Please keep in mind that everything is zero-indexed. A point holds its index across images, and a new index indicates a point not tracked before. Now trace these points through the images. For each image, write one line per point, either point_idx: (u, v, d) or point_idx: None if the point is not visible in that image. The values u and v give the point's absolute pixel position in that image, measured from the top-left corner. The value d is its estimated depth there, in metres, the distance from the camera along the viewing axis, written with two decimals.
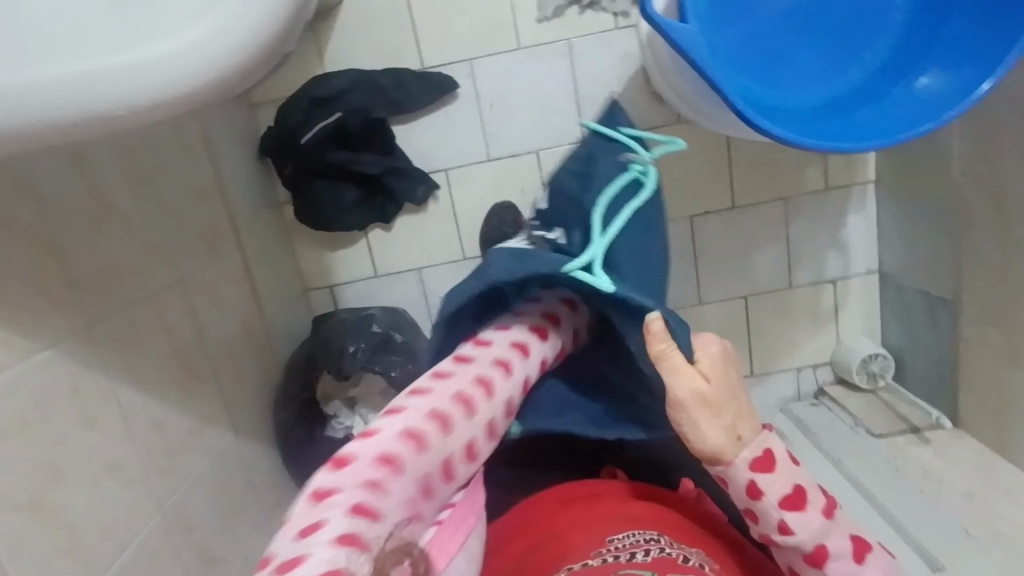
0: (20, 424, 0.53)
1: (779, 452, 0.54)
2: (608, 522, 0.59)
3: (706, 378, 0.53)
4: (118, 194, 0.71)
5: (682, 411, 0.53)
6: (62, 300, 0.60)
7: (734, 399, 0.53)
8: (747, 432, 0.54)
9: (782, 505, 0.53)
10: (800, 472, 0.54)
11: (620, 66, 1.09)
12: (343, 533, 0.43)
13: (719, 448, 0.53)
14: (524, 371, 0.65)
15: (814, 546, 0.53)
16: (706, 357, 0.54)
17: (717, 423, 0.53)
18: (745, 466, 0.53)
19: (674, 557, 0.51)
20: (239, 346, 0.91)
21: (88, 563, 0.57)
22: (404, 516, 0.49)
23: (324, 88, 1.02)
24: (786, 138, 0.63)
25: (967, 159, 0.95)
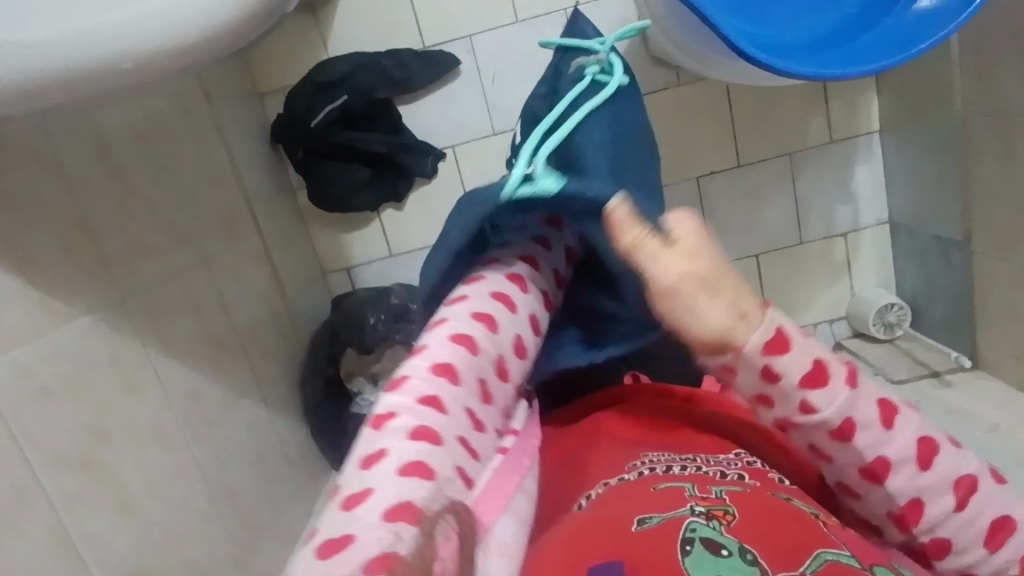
0: (68, 384, 0.56)
1: (791, 329, 0.47)
2: (645, 442, 0.60)
3: (694, 257, 0.44)
4: (142, 173, 0.74)
5: (675, 304, 0.44)
6: (97, 271, 0.62)
7: (727, 275, 0.45)
8: (748, 308, 0.46)
9: (802, 385, 0.47)
10: (813, 343, 0.48)
11: (617, 33, 1.11)
12: (415, 427, 0.43)
13: (725, 330, 0.45)
14: (543, 290, 0.64)
15: (841, 420, 0.48)
16: (686, 234, 0.45)
17: (716, 303, 0.44)
18: (758, 352, 0.46)
19: (709, 470, 0.53)
20: (264, 323, 0.94)
21: (139, 518, 0.60)
22: (470, 416, 0.49)
23: (328, 72, 1.04)
24: (782, 69, 0.64)
25: (972, 94, 0.95)
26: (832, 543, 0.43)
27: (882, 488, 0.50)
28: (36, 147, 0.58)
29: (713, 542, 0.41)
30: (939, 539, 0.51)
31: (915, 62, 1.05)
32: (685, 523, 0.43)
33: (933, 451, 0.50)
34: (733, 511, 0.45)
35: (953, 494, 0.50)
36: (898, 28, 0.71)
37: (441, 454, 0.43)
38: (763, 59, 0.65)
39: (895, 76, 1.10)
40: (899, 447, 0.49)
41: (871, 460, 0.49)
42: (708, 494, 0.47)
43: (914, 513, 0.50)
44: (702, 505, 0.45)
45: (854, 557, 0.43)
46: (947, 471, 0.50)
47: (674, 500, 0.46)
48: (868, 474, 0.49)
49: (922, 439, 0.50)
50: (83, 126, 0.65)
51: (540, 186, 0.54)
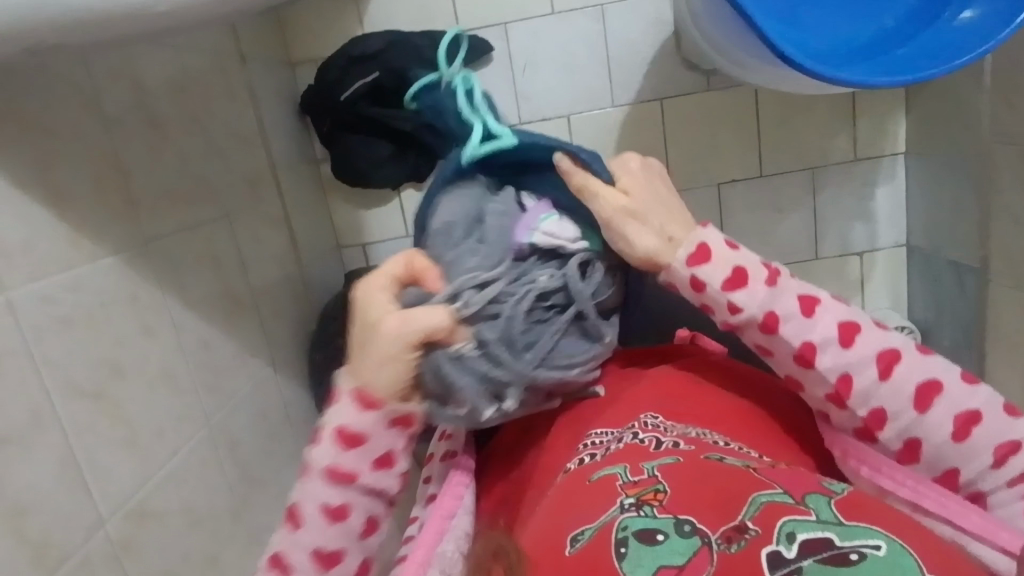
0: (89, 319, 0.57)
1: (715, 243, 0.62)
2: (599, 416, 0.66)
3: (625, 193, 0.63)
4: (177, 126, 0.75)
5: (614, 229, 0.62)
6: (123, 213, 0.63)
7: (655, 203, 0.63)
8: (678, 232, 0.63)
9: (725, 287, 0.61)
10: (739, 255, 0.62)
11: (651, 33, 1.11)
12: (272, 558, 0.58)
13: (653, 251, 0.62)
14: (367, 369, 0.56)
15: (764, 314, 0.61)
16: (622, 171, 0.64)
17: (646, 229, 0.62)
18: (684, 265, 0.62)
19: (645, 440, 0.58)
20: (279, 288, 0.95)
21: (146, 457, 0.60)
22: (317, 555, 0.57)
23: (362, 47, 1.05)
24: (817, 72, 0.64)
25: (998, 120, 0.95)
26: (766, 487, 0.47)
27: (815, 370, 0.61)
28: (76, 83, 0.59)
29: (647, 533, 0.45)
30: (876, 410, 0.59)
31: (946, 85, 1.05)
32: (616, 523, 0.46)
33: (854, 332, 0.60)
34: (663, 491, 0.49)
35: (877, 366, 0.59)
36: (931, 45, 0.71)
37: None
38: (800, 60, 0.65)
39: (925, 97, 1.10)
40: (821, 332, 0.60)
41: (798, 345, 0.60)
42: (638, 479, 0.51)
43: (847, 388, 0.60)
44: (632, 495, 0.49)
45: (789, 494, 0.46)
46: (869, 347, 0.60)
47: (606, 494, 0.50)
48: (801, 359, 0.61)
49: (842, 324, 0.61)
50: (123, 72, 0.66)
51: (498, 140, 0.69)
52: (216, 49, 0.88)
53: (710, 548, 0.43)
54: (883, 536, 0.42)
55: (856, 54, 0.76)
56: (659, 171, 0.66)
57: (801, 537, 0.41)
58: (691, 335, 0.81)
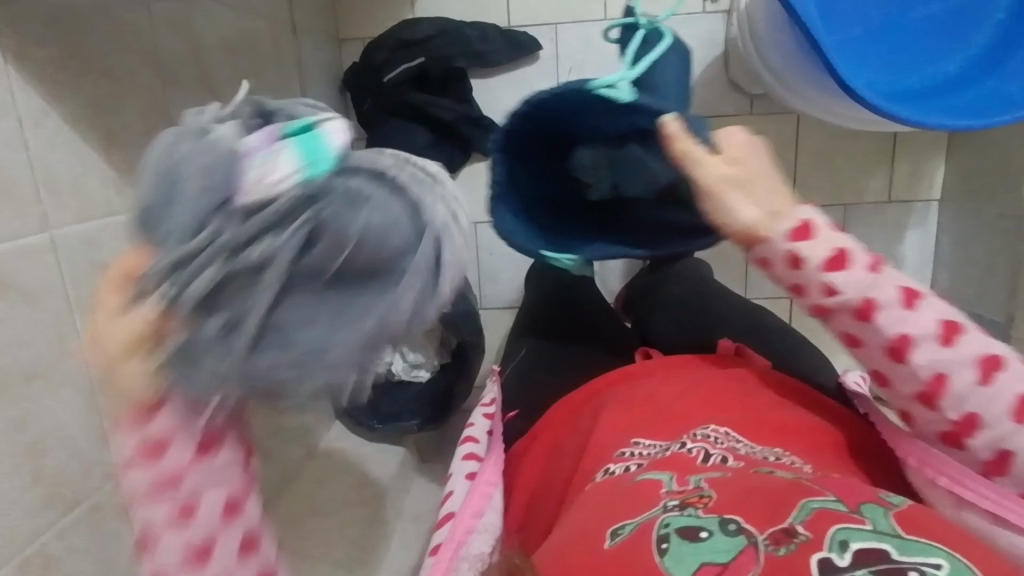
0: None
1: (819, 221, 0.50)
2: (636, 421, 0.61)
3: (722, 152, 0.51)
4: (227, 88, 0.75)
5: (712, 198, 0.50)
6: None
7: (761, 169, 0.50)
8: (776, 198, 0.50)
9: (824, 267, 0.50)
10: (841, 234, 0.51)
11: (700, 51, 1.11)
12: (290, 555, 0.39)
13: (755, 225, 0.50)
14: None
15: (862, 300, 0.49)
16: (719, 129, 0.52)
17: (748, 198, 0.50)
18: (784, 240, 0.50)
19: (694, 449, 0.52)
20: None
21: None
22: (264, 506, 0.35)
23: (412, 31, 1.05)
24: (879, 106, 0.64)
25: None
26: (817, 493, 0.42)
27: (906, 365, 0.50)
28: (139, 31, 0.59)
29: (689, 531, 0.41)
30: (971, 415, 0.48)
31: (991, 139, 1.04)
32: (657, 522, 0.43)
33: (959, 331, 0.49)
34: (709, 494, 0.44)
35: (979, 368, 0.48)
36: (990, 95, 0.71)
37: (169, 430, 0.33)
38: (864, 93, 0.64)
39: (968, 147, 1.10)
40: (919, 325, 0.49)
41: (892, 336, 0.49)
42: (684, 487, 0.46)
43: (941, 388, 0.49)
44: (676, 498, 0.45)
45: (840, 501, 0.41)
46: (974, 349, 0.48)
47: (646, 498, 0.46)
48: (891, 352, 0.50)
49: (945, 321, 0.49)
50: (183, 25, 0.66)
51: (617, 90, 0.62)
52: (271, 16, 0.88)
53: (756, 548, 0.38)
54: (946, 554, 0.35)
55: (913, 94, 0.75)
56: (756, 136, 0.52)
57: (855, 546, 0.36)
58: (736, 347, 0.73)
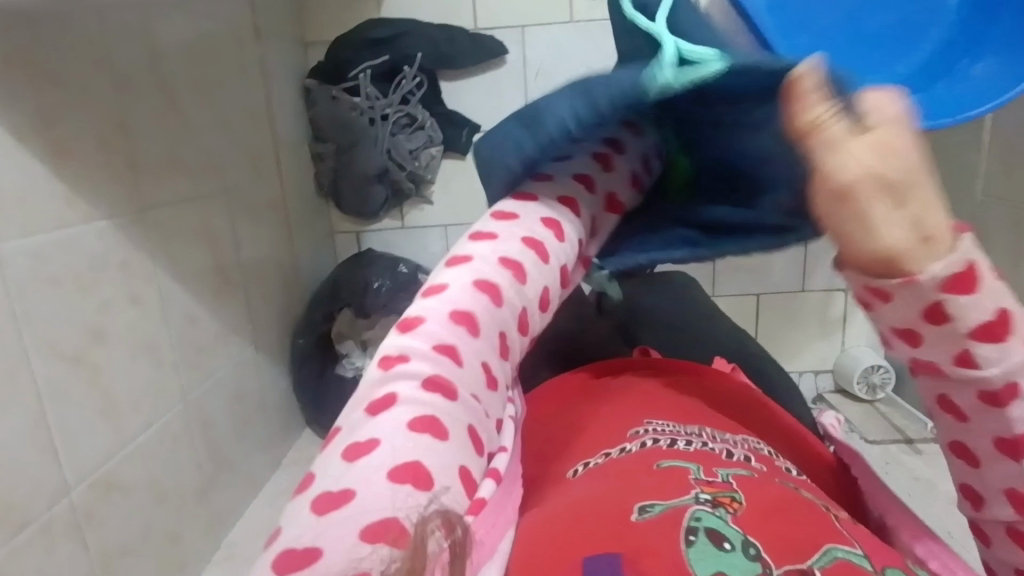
0: (78, 281, 0.55)
1: (986, 266, 0.34)
2: (653, 404, 0.50)
3: (889, 149, 0.31)
4: (185, 91, 0.73)
5: (843, 201, 0.32)
6: (123, 173, 0.62)
7: (926, 178, 0.32)
8: (940, 229, 0.33)
9: (973, 335, 0.35)
10: (1005, 288, 0.35)
11: None
12: (459, 309, 0.40)
13: (896, 250, 0.33)
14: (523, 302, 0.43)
15: (1003, 383, 0.35)
16: (890, 109, 0.32)
17: (901, 218, 0.32)
18: (937, 283, 0.33)
19: (718, 448, 0.43)
20: (268, 269, 0.93)
21: (119, 428, 0.59)
22: (548, 292, 0.45)
23: (380, 30, 1.05)
24: None
25: (993, 177, 0.97)
26: (842, 539, 0.34)
27: (1018, 463, 0.37)
28: (90, 39, 0.58)
29: (717, 534, 0.33)
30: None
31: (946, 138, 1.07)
32: (688, 512, 0.34)
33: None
34: (740, 500, 0.36)
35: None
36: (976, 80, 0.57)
37: (577, 224, 0.49)
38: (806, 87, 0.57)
39: None
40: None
41: (1020, 431, 0.36)
42: (713, 479, 0.38)
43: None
44: (707, 492, 0.36)
45: (867, 558, 0.34)
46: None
47: (676, 483, 0.37)
48: (1002, 444, 0.37)
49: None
50: (137, 28, 0.65)
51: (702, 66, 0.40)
52: (233, 19, 0.86)
53: None
54: None
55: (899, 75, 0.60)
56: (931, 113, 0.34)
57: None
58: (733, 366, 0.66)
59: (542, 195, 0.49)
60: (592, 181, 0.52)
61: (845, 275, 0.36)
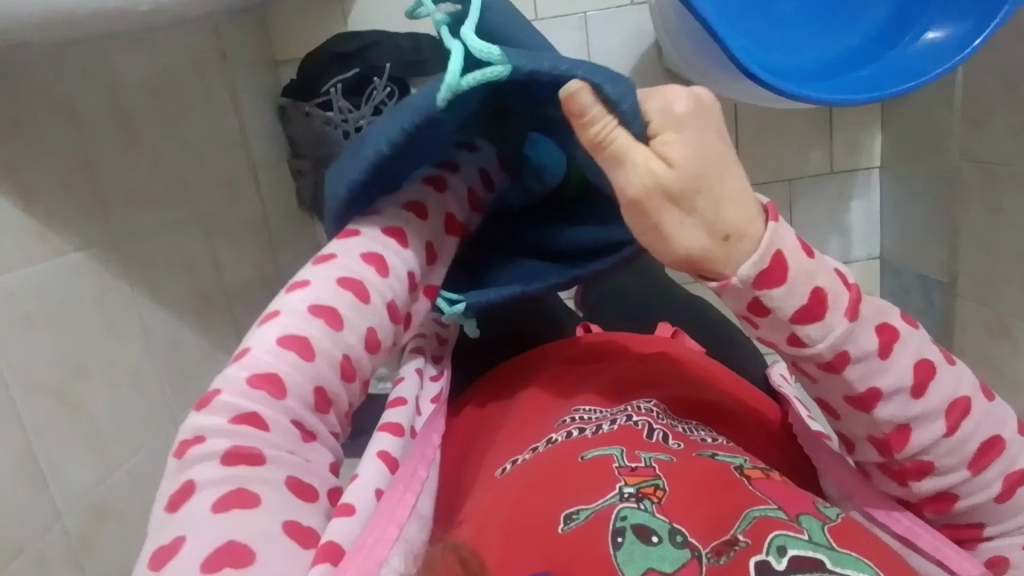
0: (54, 315, 0.57)
1: (791, 251, 0.43)
2: (583, 389, 0.55)
3: (666, 161, 0.41)
4: (150, 121, 0.75)
5: (643, 215, 0.41)
6: (91, 207, 0.63)
7: (710, 179, 0.41)
8: (741, 227, 0.41)
9: (797, 318, 0.43)
10: (818, 267, 0.43)
11: (631, 43, 1.11)
12: (260, 373, 0.43)
13: (702, 254, 0.41)
14: (340, 352, 0.46)
15: (834, 353, 0.45)
16: (666, 123, 0.42)
17: (691, 220, 0.41)
18: (749, 284, 0.42)
19: (642, 422, 0.46)
20: (254, 287, 0.95)
21: (106, 455, 0.61)
22: (371, 332, 0.49)
23: (346, 44, 1.06)
24: (820, 98, 0.67)
25: (966, 139, 0.97)
26: (760, 499, 0.38)
27: (870, 415, 0.47)
28: (47, 81, 0.60)
29: (644, 529, 0.36)
30: (923, 462, 0.47)
31: (919, 104, 1.06)
32: (614, 512, 0.37)
33: (930, 373, 0.47)
34: (663, 486, 0.39)
35: (946, 420, 0.47)
36: (906, 56, 0.78)
37: (403, 255, 0.52)
38: (772, 80, 0.68)
39: (900, 113, 1.11)
40: (895, 374, 0.46)
41: (861, 389, 0.46)
42: (637, 465, 0.41)
43: (901, 441, 0.47)
44: (631, 483, 0.39)
45: (782, 508, 0.38)
46: (943, 396, 0.47)
47: (602, 478, 0.39)
48: (857, 403, 0.46)
49: (919, 362, 0.47)
50: (95, 66, 0.66)
51: (488, 70, 0.44)
52: (196, 48, 0.88)
53: (700, 561, 0.35)
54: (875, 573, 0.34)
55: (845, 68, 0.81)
56: (715, 108, 0.43)
57: (793, 553, 0.34)
58: (675, 329, 0.72)
59: (363, 230, 0.52)
60: (427, 208, 0.55)
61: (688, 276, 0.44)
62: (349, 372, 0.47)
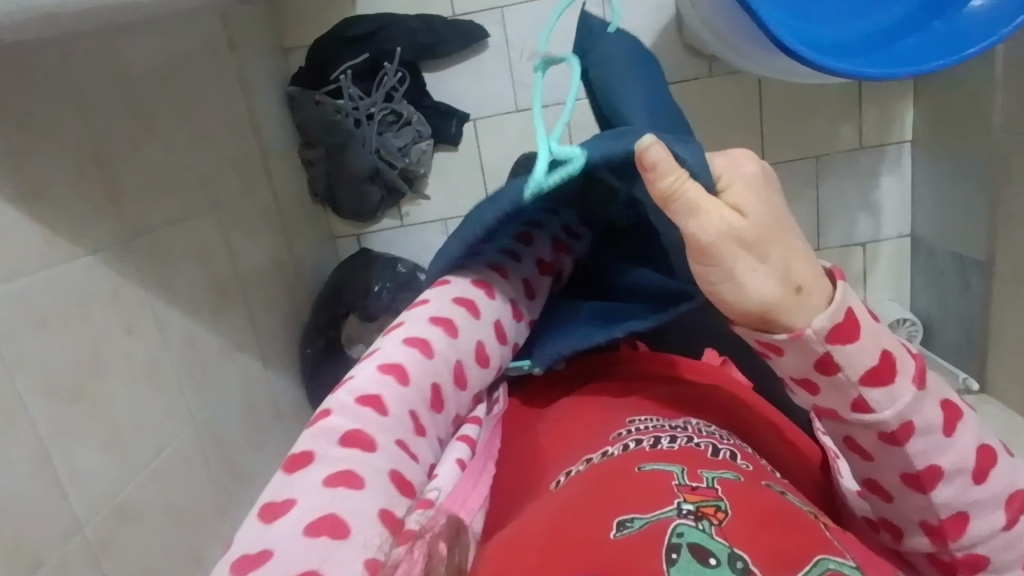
0: (67, 318, 0.56)
1: (861, 310, 0.44)
2: (630, 408, 0.54)
3: (739, 212, 0.42)
4: (160, 113, 0.72)
5: (713, 263, 0.42)
6: (102, 206, 0.62)
7: (776, 235, 0.42)
8: (813, 279, 0.43)
9: (863, 379, 0.44)
10: (883, 330, 0.44)
11: (651, 18, 1.07)
12: (388, 362, 0.47)
13: (771, 305, 0.42)
14: (456, 358, 0.51)
15: (898, 423, 0.45)
16: (735, 180, 0.44)
17: (762, 270, 0.42)
18: (821, 337, 0.43)
19: (702, 444, 0.47)
20: (269, 280, 0.93)
21: (126, 457, 0.60)
22: (481, 346, 0.53)
23: (358, 28, 1.03)
24: (859, 74, 0.63)
25: (1010, 111, 0.92)
26: (835, 551, 0.39)
27: (926, 496, 0.46)
28: (54, 77, 0.58)
29: (701, 550, 0.36)
30: (977, 555, 0.47)
31: (958, 75, 1.00)
32: (670, 526, 0.37)
33: (991, 461, 0.47)
34: (725, 509, 0.39)
35: (1005, 512, 0.47)
36: (950, 25, 0.73)
37: (509, 284, 0.58)
38: (807, 55, 0.64)
39: (935, 84, 1.06)
40: (956, 455, 0.46)
41: (920, 466, 0.46)
42: (698, 484, 0.41)
43: (956, 528, 0.47)
44: (691, 502, 0.39)
45: (858, 569, 0.38)
46: (1003, 486, 0.47)
47: (661, 492, 0.40)
48: (913, 479, 0.46)
49: (981, 446, 0.47)
50: (103, 59, 0.64)
51: (567, 165, 0.45)
52: (205, 36, 0.86)
53: None
54: None
55: (883, 37, 0.77)
56: (774, 179, 0.46)
57: None
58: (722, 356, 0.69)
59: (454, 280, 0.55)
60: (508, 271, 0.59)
61: (740, 330, 0.45)
62: (464, 383, 0.51)
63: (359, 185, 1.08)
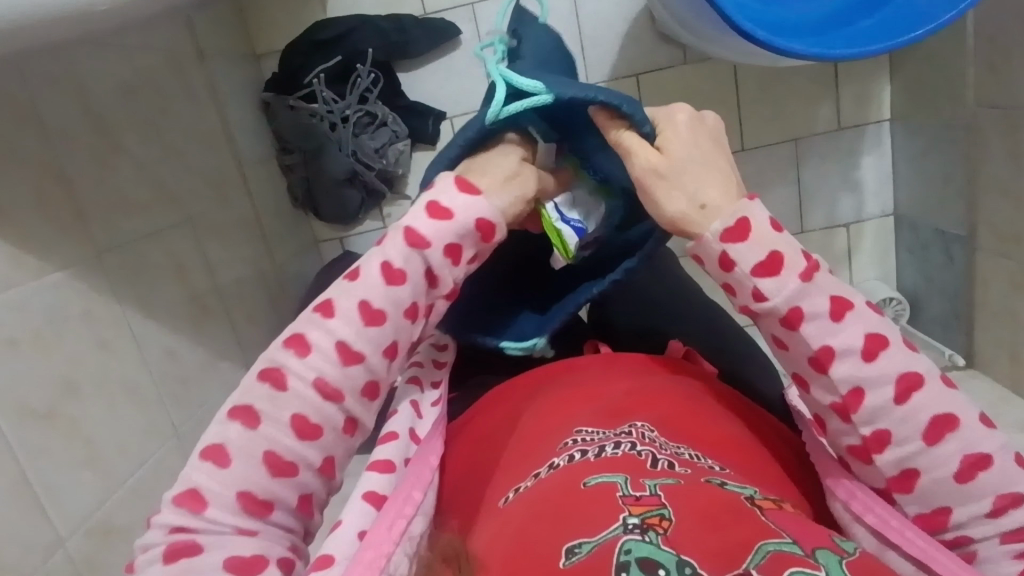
0: (38, 339, 0.56)
1: (761, 220, 0.47)
2: (579, 411, 0.53)
3: (660, 152, 0.51)
4: (125, 127, 0.72)
5: (640, 192, 0.51)
6: (70, 225, 0.62)
7: (689, 162, 0.50)
8: (719, 201, 0.48)
9: (755, 272, 0.46)
10: (784, 238, 0.46)
11: (622, 7, 1.06)
12: (184, 491, 0.45)
13: (680, 218, 0.49)
14: (264, 447, 0.46)
15: (788, 309, 0.46)
16: (665, 125, 0.53)
17: (676, 191, 0.49)
18: (717, 240, 0.47)
19: (644, 452, 0.46)
20: (251, 289, 0.93)
21: (106, 473, 0.60)
22: (297, 420, 0.47)
23: (328, 30, 1.02)
24: (826, 58, 0.63)
25: (982, 83, 0.91)
26: (773, 532, 0.38)
27: (827, 376, 0.46)
28: (11, 97, 0.57)
29: (649, 562, 0.35)
30: (881, 431, 0.45)
31: (931, 51, 1.00)
32: (619, 544, 0.36)
33: (881, 345, 0.45)
34: (669, 516, 0.38)
35: (896, 387, 0.45)
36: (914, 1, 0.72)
37: (331, 329, 0.49)
38: (774, 42, 0.64)
39: (910, 60, 1.05)
40: (847, 336, 0.45)
41: (814, 349, 0.46)
42: (641, 494, 0.40)
43: (855, 402, 0.45)
44: (635, 514, 0.38)
45: (797, 544, 0.38)
46: (893, 365, 0.45)
47: (605, 508, 0.39)
48: (815, 363, 0.46)
49: (870, 332, 0.46)
50: (63, 77, 0.64)
51: (533, 97, 0.55)
52: (171, 47, 0.85)
53: None
54: None
55: (850, 14, 0.77)
56: (713, 123, 0.53)
57: None
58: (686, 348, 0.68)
59: None
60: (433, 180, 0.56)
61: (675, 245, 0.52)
62: (282, 470, 0.46)
63: (338, 188, 1.07)
